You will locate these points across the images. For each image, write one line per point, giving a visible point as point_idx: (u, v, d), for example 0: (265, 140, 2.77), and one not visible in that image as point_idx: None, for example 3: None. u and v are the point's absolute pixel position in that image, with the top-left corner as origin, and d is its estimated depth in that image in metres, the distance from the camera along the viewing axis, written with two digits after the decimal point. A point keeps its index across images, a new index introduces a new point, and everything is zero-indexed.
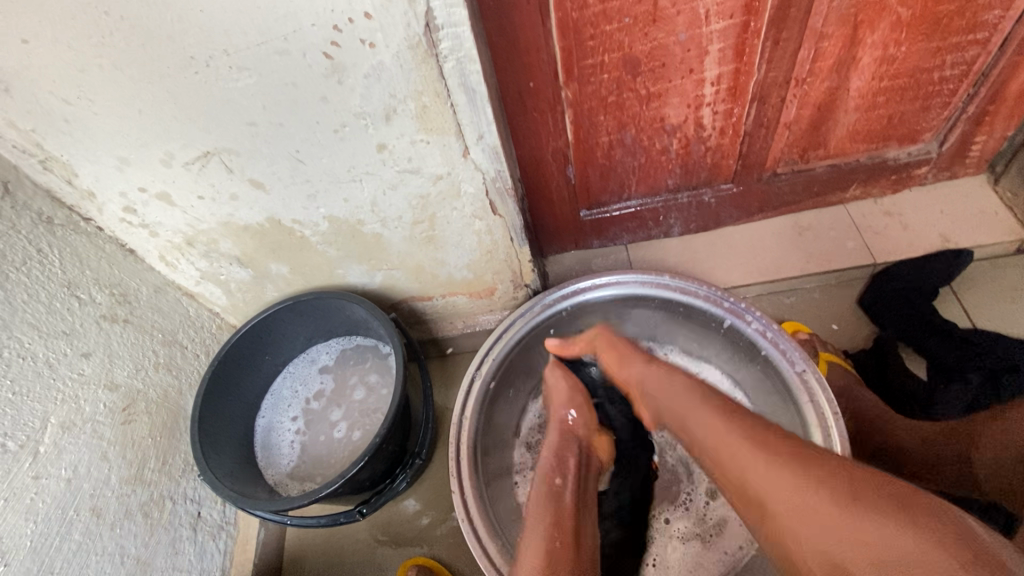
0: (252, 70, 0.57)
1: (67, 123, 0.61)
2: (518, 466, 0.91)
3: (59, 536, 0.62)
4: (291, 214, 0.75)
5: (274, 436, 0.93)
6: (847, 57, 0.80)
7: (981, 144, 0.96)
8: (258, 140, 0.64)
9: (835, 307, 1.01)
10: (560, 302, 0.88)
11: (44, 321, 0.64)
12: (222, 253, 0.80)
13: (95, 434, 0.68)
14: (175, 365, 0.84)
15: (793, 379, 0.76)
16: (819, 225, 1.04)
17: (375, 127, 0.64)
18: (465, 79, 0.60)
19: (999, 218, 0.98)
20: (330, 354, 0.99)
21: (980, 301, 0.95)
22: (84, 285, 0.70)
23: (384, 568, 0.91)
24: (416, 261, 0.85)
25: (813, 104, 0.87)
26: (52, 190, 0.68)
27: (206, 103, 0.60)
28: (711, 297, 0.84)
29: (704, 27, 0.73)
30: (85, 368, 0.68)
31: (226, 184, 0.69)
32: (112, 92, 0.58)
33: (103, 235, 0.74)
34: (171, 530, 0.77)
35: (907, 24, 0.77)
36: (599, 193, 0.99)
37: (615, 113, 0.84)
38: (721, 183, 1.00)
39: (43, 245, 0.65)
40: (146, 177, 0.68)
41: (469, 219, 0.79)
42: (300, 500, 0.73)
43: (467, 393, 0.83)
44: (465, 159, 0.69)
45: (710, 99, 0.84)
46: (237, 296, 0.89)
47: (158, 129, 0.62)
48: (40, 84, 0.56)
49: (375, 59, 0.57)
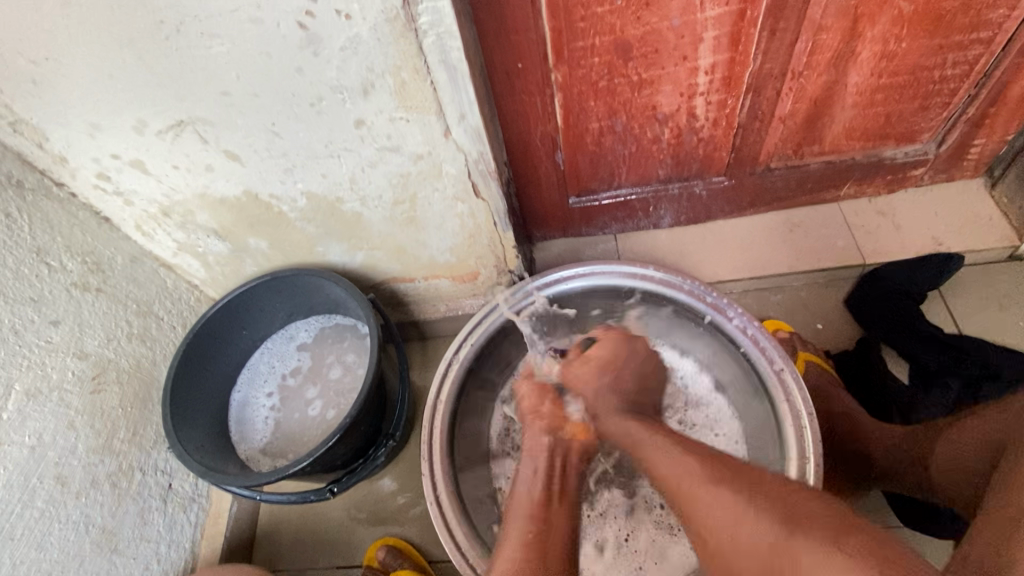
0: (223, 38, 0.55)
1: (36, 85, 0.59)
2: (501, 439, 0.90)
3: (21, 503, 0.61)
4: (268, 188, 0.73)
5: (249, 411, 0.92)
6: (846, 51, 0.78)
7: (980, 147, 0.94)
8: (232, 111, 0.63)
9: (822, 306, 1.00)
10: (542, 289, 0.87)
11: (9, 287, 0.63)
12: (199, 225, 0.79)
13: (61, 402, 0.68)
14: (150, 336, 0.83)
15: (771, 377, 0.75)
16: (810, 222, 1.03)
17: (353, 102, 0.62)
18: (446, 56, 0.58)
19: (993, 222, 0.97)
20: (309, 332, 0.98)
21: (968, 307, 0.94)
22: (54, 252, 0.69)
23: (357, 547, 0.91)
24: (396, 241, 0.84)
25: (809, 99, 0.85)
26: (23, 153, 0.66)
27: (179, 71, 0.58)
28: (695, 290, 0.83)
29: (699, 13, 0.71)
30: (54, 336, 0.67)
31: (202, 155, 0.68)
32: (80, 54, 0.56)
33: (76, 202, 0.73)
34: (140, 500, 0.77)
35: (910, 19, 0.74)
36: (588, 180, 0.97)
37: (605, 99, 0.82)
38: (714, 176, 0.98)
39: (12, 209, 0.64)
40: (118, 144, 0.66)
41: (450, 201, 0.78)
42: (269, 476, 0.73)
43: (443, 376, 0.82)
44: (446, 139, 0.68)
45: (703, 88, 0.82)
46: (215, 270, 0.88)
47: (131, 96, 0.61)
48: (8, 44, 0.55)
49: (351, 32, 0.55)
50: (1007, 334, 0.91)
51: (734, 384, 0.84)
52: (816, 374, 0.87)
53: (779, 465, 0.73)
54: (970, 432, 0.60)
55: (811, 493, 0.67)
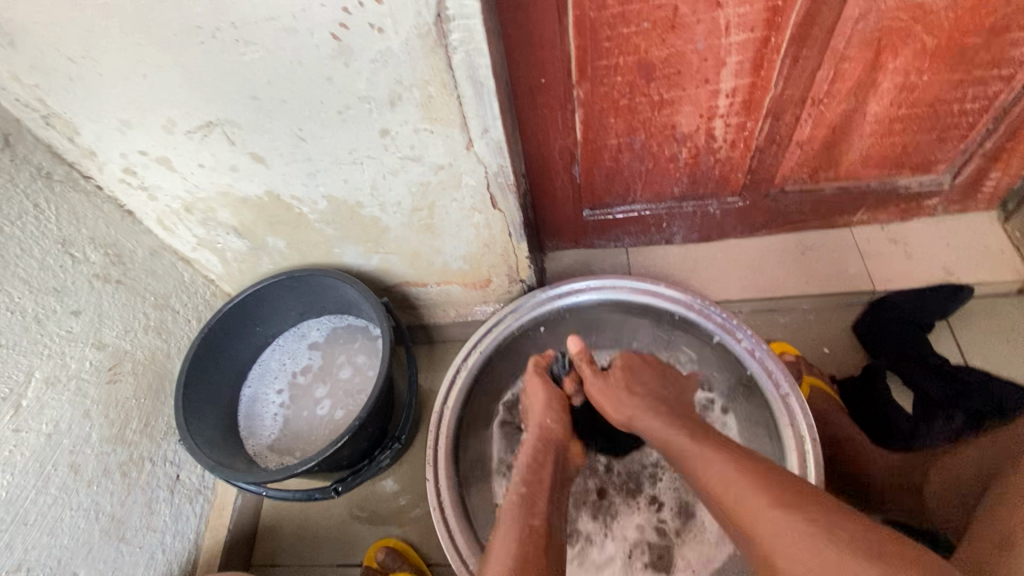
0: (258, 45, 0.56)
1: (71, 81, 0.60)
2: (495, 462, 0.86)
3: (35, 489, 0.63)
4: (290, 190, 0.74)
5: (258, 407, 0.93)
6: (867, 81, 0.79)
7: (995, 181, 0.94)
8: (260, 115, 0.64)
9: (829, 330, 1.00)
10: (553, 302, 0.88)
11: (34, 277, 0.64)
12: (219, 222, 0.80)
13: (79, 392, 0.69)
14: (166, 328, 0.84)
15: (776, 401, 0.76)
16: (822, 246, 1.03)
17: (380, 112, 0.63)
18: (473, 72, 0.59)
19: (1004, 256, 0.97)
20: (321, 331, 0.99)
21: (975, 339, 0.95)
22: (79, 244, 0.70)
23: (356, 545, 0.92)
24: (412, 247, 0.85)
25: (828, 125, 0.86)
26: (53, 146, 0.68)
27: (212, 74, 0.59)
28: (705, 311, 0.84)
29: (723, 38, 0.72)
30: (74, 326, 0.69)
31: (227, 156, 0.69)
32: (117, 54, 0.57)
33: (102, 195, 0.74)
34: (148, 490, 0.78)
35: (932, 53, 0.75)
36: (603, 194, 0.98)
37: (626, 116, 0.83)
38: (729, 196, 0.99)
39: (40, 200, 0.66)
40: (147, 141, 0.67)
41: (468, 211, 0.79)
42: (278, 474, 0.74)
43: (451, 382, 0.84)
44: (468, 151, 0.69)
45: (724, 111, 0.83)
46: (232, 266, 0.90)
47: (162, 96, 0.62)
48: (47, 42, 0.56)
49: (383, 45, 0.56)
50: (1014, 368, 0.92)
51: (745, 415, 0.81)
52: (821, 398, 0.88)
53: None
54: (966, 460, 0.66)
55: None
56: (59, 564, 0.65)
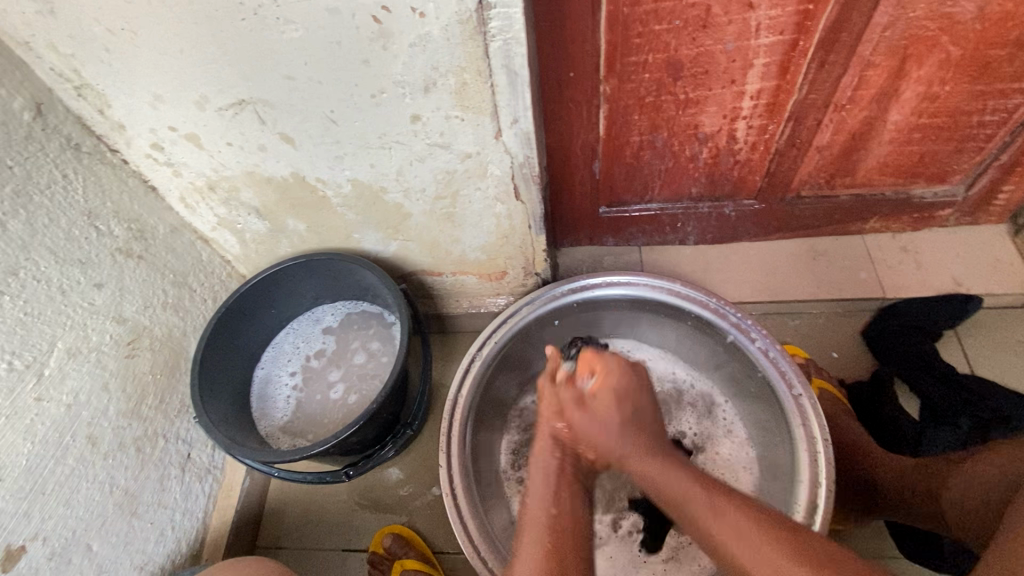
0: (298, 24, 0.57)
1: (108, 53, 0.60)
2: (505, 472, 0.91)
3: (54, 459, 0.63)
4: (316, 172, 0.75)
5: (271, 388, 0.93)
6: (890, 89, 0.80)
7: (1008, 194, 0.96)
8: (294, 95, 0.64)
9: (839, 335, 1.01)
10: (569, 295, 0.88)
11: (61, 248, 0.65)
12: (241, 202, 0.80)
13: (98, 364, 0.69)
14: (183, 307, 0.84)
15: (788, 401, 0.77)
16: (834, 252, 1.04)
17: (413, 97, 0.64)
18: (509, 62, 0.60)
19: (1014, 269, 0.98)
20: (335, 316, 0.99)
21: (982, 349, 0.96)
22: (103, 217, 0.70)
23: (362, 532, 0.93)
24: (432, 235, 0.86)
25: (848, 131, 0.87)
26: (83, 117, 0.68)
27: (249, 52, 0.60)
28: (720, 310, 0.84)
29: (753, 39, 0.73)
30: (96, 299, 0.69)
31: (257, 135, 0.69)
32: (157, 27, 0.57)
33: (127, 168, 0.74)
34: (161, 467, 0.78)
35: (957, 64, 0.76)
36: (621, 192, 0.99)
37: (650, 114, 0.84)
38: (744, 199, 1.00)
39: (68, 171, 0.66)
40: (178, 117, 0.67)
41: (490, 201, 0.79)
42: (292, 455, 0.74)
43: (465, 371, 0.84)
44: (496, 141, 0.69)
45: (747, 112, 0.83)
46: (250, 247, 0.89)
47: (198, 72, 0.62)
48: (86, 12, 0.56)
49: (423, 30, 0.56)
50: (1019, 379, 0.93)
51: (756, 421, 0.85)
52: (830, 402, 0.89)
53: (790, 486, 0.75)
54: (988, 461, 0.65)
55: (820, 514, 0.69)
56: (74, 535, 0.65)
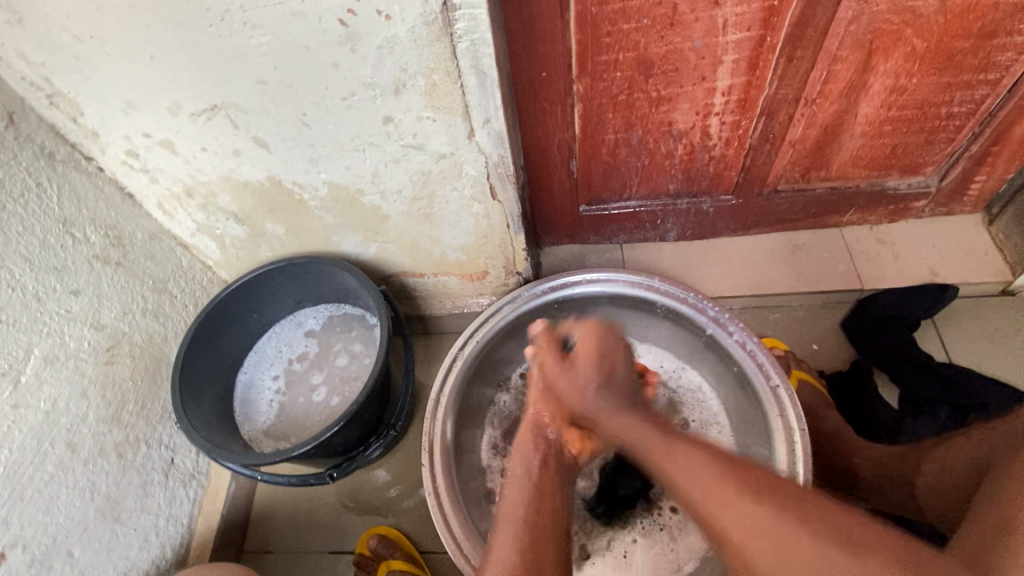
0: (266, 29, 0.57)
1: (78, 60, 0.61)
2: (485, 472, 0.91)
3: (33, 465, 0.63)
4: (292, 176, 0.75)
5: (254, 392, 0.94)
6: (859, 82, 0.81)
7: (981, 183, 0.97)
8: (266, 99, 0.65)
9: (819, 327, 1.02)
10: (548, 293, 0.89)
11: (37, 256, 0.65)
12: (219, 208, 0.81)
13: (77, 371, 0.69)
14: (163, 313, 0.84)
15: (765, 392, 0.77)
16: (811, 246, 1.05)
17: (384, 99, 0.64)
18: (477, 62, 0.61)
19: (989, 258, 0.99)
20: (318, 319, 1.00)
21: (961, 338, 0.97)
22: (80, 225, 0.71)
23: (348, 534, 0.93)
24: (410, 236, 0.86)
25: (820, 125, 0.88)
26: (57, 126, 0.68)
27: (220, 58, 0.60)
28: (698, 305, 0.85)
29: (720, 36, 0.74)
30: (74, 306, 0.69)
31: (230, 139, 0.70)
32: (125, 34, 0.58)
33: (103, 176, 0.74)
34: (143, 473, 0.79)
35: (921, 56, 0.77)
36: (600, 189, 1.00)
37: (623, 112, 0.85)
38: (722, 194, 1.01)
39: (43, 179, 0.66)
40: (150, 123, 0.68)
41: (467, 201, 0.80)
42: (274, 457, 0.74)
43: (447, 371, 0.84)
44: (469, 141, 0.70)
45: (719, 109, 0.84)
46: (230, 252, 0.90)
47: (170, 78, 0.62)
48: (54, 21, 0.56)
49: (390, 32, 0.57)
50: (996, 367, 0.94)
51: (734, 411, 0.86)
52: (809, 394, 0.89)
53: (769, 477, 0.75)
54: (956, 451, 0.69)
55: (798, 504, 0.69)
56: (54, 542, 0.65)
